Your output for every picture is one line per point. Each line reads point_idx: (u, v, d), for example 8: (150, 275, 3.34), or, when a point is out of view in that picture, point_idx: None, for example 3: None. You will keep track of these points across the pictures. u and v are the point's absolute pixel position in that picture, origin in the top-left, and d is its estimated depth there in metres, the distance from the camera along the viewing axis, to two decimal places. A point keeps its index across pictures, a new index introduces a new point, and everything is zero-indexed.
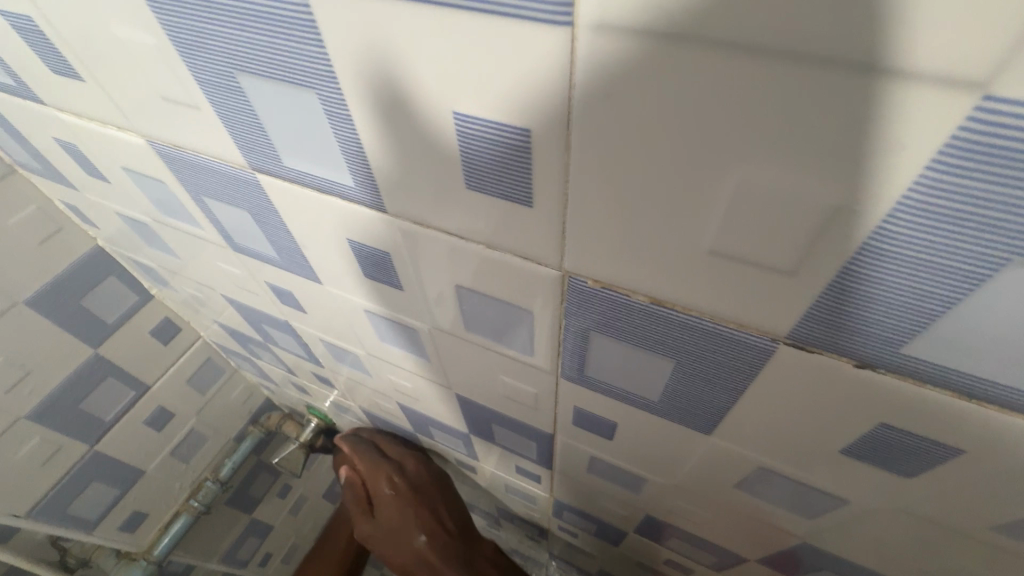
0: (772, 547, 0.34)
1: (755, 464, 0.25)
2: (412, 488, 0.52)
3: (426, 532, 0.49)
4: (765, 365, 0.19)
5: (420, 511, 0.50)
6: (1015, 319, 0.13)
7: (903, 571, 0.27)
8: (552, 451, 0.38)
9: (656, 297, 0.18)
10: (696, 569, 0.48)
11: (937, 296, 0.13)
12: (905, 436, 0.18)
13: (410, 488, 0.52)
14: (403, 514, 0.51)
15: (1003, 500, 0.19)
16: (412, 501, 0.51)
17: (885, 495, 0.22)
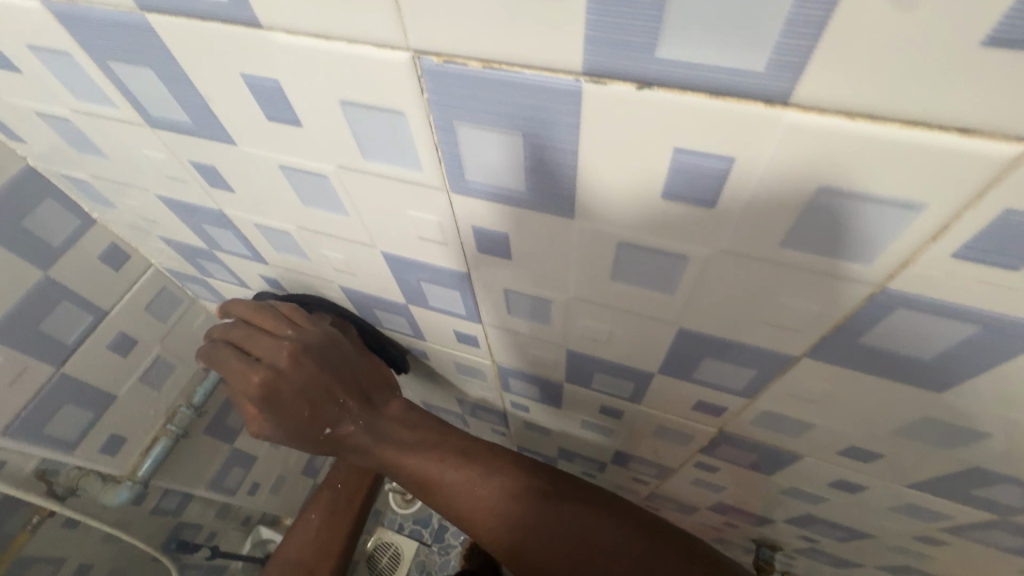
0: (663, 348, 0.39)
1: (616, 240, 0.30)
2: (306, 385, 0.48)
3: (327, 414, 0.49)
4: (582, 110, 0.23)
5: (325, 404, 0.49)
6: None
7: (752, 330, 0.33)
8: (475, 297, 0.43)
9: (485, 58, 0.22)
10: (625, 409, 0.54)
11: None
12: (697, 159, 0.23)
13: (302, 384, 0.48)
14: (304, 406, 0.48)
15: (778, 208, 0.23)
16: (307, 391, 0.48)
17: (709, 238, 0.27)
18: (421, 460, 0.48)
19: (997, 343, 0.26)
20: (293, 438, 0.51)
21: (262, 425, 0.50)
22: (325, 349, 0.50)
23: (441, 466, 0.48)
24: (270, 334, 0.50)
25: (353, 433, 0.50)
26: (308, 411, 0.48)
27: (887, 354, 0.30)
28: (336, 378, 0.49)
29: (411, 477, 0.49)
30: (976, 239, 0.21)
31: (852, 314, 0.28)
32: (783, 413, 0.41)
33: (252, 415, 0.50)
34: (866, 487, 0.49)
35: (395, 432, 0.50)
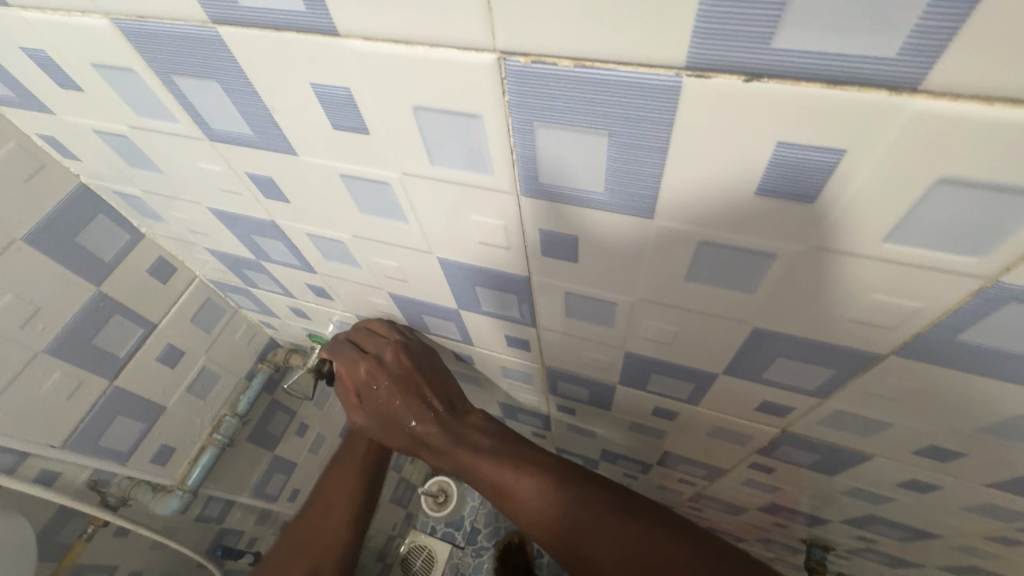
0: (733, 349, 0.38)
1: (698, 239, 0.28)
2: (398, 377, 0.53)
3: (410, 407, 0.52)
4: (679, 108, 0.22)
5: (409, 398, 0.52)
6: None
7: (836, 328, 0.31)
8: (532, 301, 0.42)
9: (579, 56, 0.21)
10: (680, 411, 0.53)
11: None
12: (800, 152, 0.22)
13: (396, 376, 0.52)
14: (395, 395, 0.53)
15: (888, 201, 0.22)
16: (399, 384, 0.52)
17: (801, 234, 0.25)
18: (493, 465, 0.48)
19: None
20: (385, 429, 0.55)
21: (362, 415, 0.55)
22: (425, 357, 0.55)
23: (506, 476, 0.47)
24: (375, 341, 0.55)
25: (431, 433, 0.51)
26: (396, 402, 0.53)
27: (988, 351, 0.29)
28: (420, 374, 0.53)
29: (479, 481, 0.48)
30: None
31: (952, 311, 0.27)
32: (857, 412, 0.40)
33: (352, 405, 0.55)
34: (939, 486, 0.47)
35: (471, 433, 0.51)
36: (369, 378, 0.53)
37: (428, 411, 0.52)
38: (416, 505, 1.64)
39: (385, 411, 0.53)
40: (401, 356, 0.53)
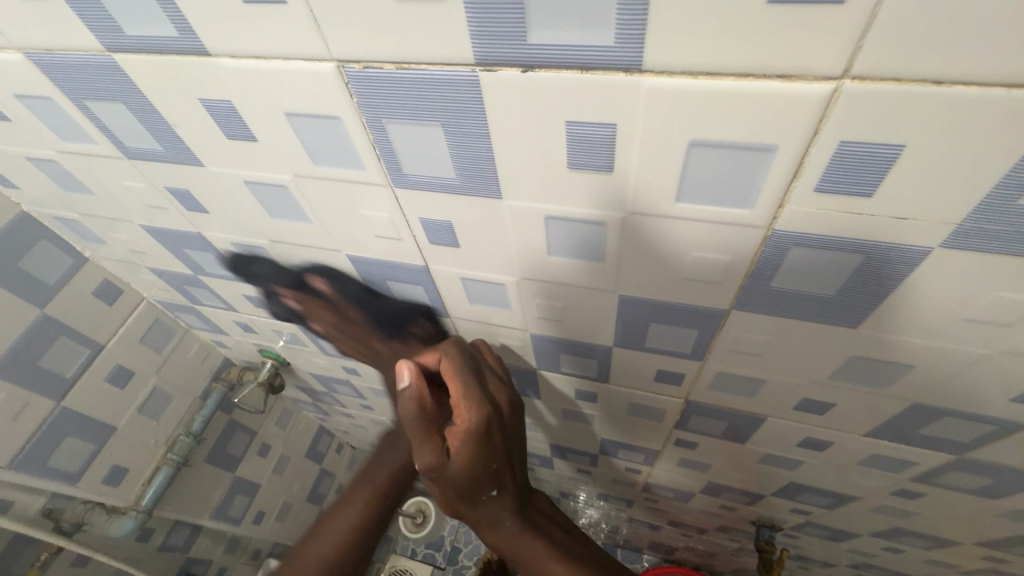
0: (612, 319, 0.42)
1: (543, 214, 0.33)
2: (504, 439, 0.44)
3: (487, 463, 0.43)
4: (485, 97, 0.26)
5: (501, 465, 0.45)
6: None
7: (679, 289, 0.36)
8: (438, 290, 0.46)
9: (396, 61, 0.26)
10: (598, 391, 0.56)
11: None
12: (585, 129, 0.26)
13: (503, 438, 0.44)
14: (491, 442, 0.43)
15: (664, 165, 0.27)
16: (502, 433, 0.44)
17: (616, 201, 0.30)
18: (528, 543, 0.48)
19: (882, 271, 0.29)
20: (438, 474, 0.43)
21: (433, 448, 0.42)
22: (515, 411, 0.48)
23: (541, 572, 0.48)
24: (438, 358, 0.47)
25: (504, 517, 0.47)
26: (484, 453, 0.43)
27: (799, 296, 0.33)
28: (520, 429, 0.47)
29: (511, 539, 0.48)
30: (828, 171, 0.25)
31: (756, 261, 0.31)
32: (733, 371, 0.44)
33: (420, 431, 0.41)
34: (830, 441, 0.51)
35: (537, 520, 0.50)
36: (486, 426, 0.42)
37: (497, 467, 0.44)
38: (395, 528, 1.63)
39: (468, 458, 0.42)
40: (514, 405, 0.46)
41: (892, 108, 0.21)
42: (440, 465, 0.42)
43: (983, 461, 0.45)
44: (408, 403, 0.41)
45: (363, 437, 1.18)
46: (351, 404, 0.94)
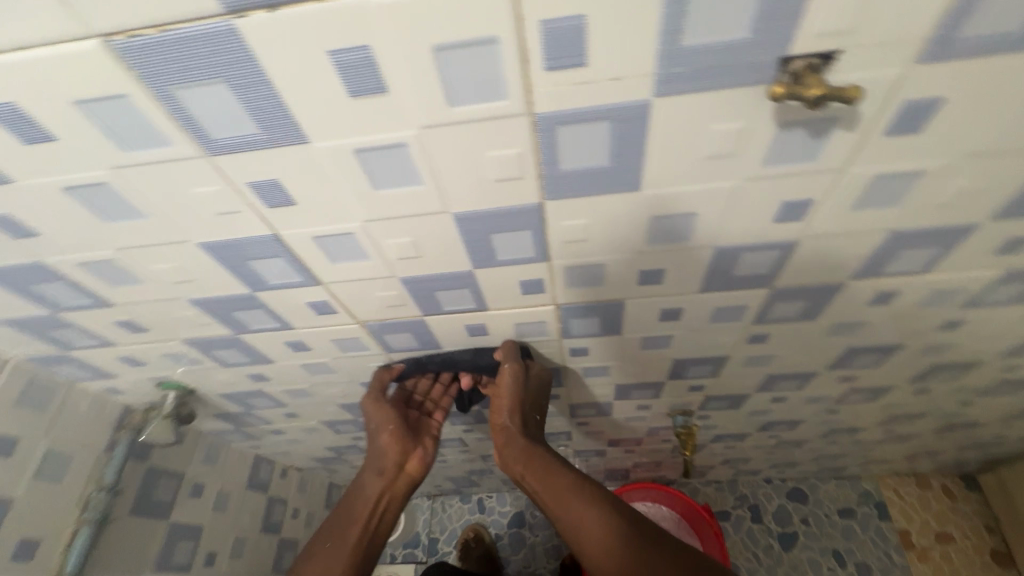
0: (459, 241, 0.47)
1: (351, 148, 0.37)
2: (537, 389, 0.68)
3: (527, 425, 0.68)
4: (247, 44, 0.30)
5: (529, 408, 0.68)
6: None
7: (493, 192, 0.41)
8: (297, 257, 0.48)
9: (155, 23, 0.28)
10: (485, 322, 0.62)
11: None
12: (346, 55, 0.30)
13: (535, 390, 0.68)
14: (535, 398, 0.69)
15: (423, 75, 0.31)
16: (541, 390, 0.70)
17: (403, 120, 0.34)
18: (571, 498, 0.60)
19: (627, 129, 0.36)
20: (509, 408, 0.66)
21: (512, 371, 0.64)
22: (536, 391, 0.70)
23: (592, 534, 0.57)
24: (516, 352, 0.66)
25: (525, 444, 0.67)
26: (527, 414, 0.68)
27: (584, 173, 0.39)
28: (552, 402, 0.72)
29: (563, 489, 0.61)
30: (544, 50, 0.30)
31: (538, 147, 0.37)
32: (576, 263, 0.50)
33: (505, 356, 0.66)
34: (680, 307, 0.59)
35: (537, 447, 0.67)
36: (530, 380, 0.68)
37: (539, 420, 0.70)
38: None
39: (528, 398, 0.67)
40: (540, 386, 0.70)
41: None
42: (514, 401, 0.65)
43: (789, 286, 0.55)
44: (508, 344, 0.66)
45: (302, 454, 1.16)
46: (275, 417, 0.93)
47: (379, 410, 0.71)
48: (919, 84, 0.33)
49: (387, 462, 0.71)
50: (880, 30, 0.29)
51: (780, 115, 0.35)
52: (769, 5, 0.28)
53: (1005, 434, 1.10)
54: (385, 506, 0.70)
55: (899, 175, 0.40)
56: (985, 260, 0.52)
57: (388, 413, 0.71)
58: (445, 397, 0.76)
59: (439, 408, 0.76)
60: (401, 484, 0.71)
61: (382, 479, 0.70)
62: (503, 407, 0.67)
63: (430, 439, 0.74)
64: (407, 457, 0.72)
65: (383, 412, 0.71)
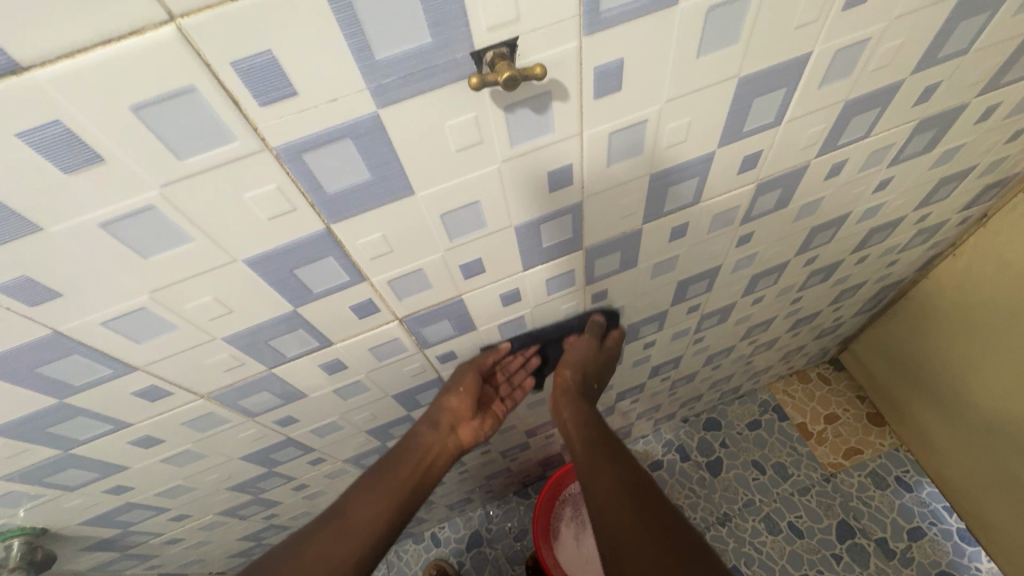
0: (265, 286, 0.47)
1: (98, 224, 0.36)
2: (608, 355, 0.79)
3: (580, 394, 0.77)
4: None
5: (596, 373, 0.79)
6: None
7: (272, 231, 0.42)
8: (96, 349, 0.45)
9: None
10: (341, 356, 0.62)
11: None
12: (38, 135, 0.30)
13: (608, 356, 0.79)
14: (599, 370, 0.79)
15: (134, 136, 0.32)
16: (608, 365, 0.80)
17: (137, 183, 0.34)
18: (601, 457, 0.66)
19: (371, 143, 0.38)
20: (569, 370, 0.76)
21: (586, 340, 0.77)
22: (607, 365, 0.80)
23: (604, 490, 0.60)
24: (600, 327, 0.76)
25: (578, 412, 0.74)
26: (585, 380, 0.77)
27: (353, 190, 0.41)
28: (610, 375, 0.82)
29: (590, 448, 0.68)
30: (248, 89, 0.32)
31: (294, 177, 0.38)
32: (395, 275, 0.52)
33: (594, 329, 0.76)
34: (518, 287, 0.64)
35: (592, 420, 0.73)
36: (606, 350, 0.78)
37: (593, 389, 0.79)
38: None
39: (594, 368, 0.77)
40: (610, 358, 0.79)
41: (228, 28, 0.29)
42: (583, 361, 0.76)
43: (599, 242, 0.61)
44: (598, 320, 0.76)
45: (215, 556, 1.06)
46: (163, 527, 0.85)
47: (468, 380, 0.73)
48: (595, 52, 0.39)
49: (453, 417, 0.74)
50: (538, 15, 0.35)
51: (500, 101, 0.39)
52: (434, 12, 0.32)
53: (840, 315, 1.29)
54: (432, 457, 0.72)
55: (629, 127, 0.47)
56: (738, 179, 0.61)
57: (470, 384, 0.73)
58: (521, 387, 0.81)
59: (519, 389, 0.81)
60: (452, 443, 0.75)
61: (444, 433, 0.74)
62: (567, 367, 0.76)
63: (490, 418, 0.80)
64: (470, 426, 0.77)
65: (471, 375, 0.74)
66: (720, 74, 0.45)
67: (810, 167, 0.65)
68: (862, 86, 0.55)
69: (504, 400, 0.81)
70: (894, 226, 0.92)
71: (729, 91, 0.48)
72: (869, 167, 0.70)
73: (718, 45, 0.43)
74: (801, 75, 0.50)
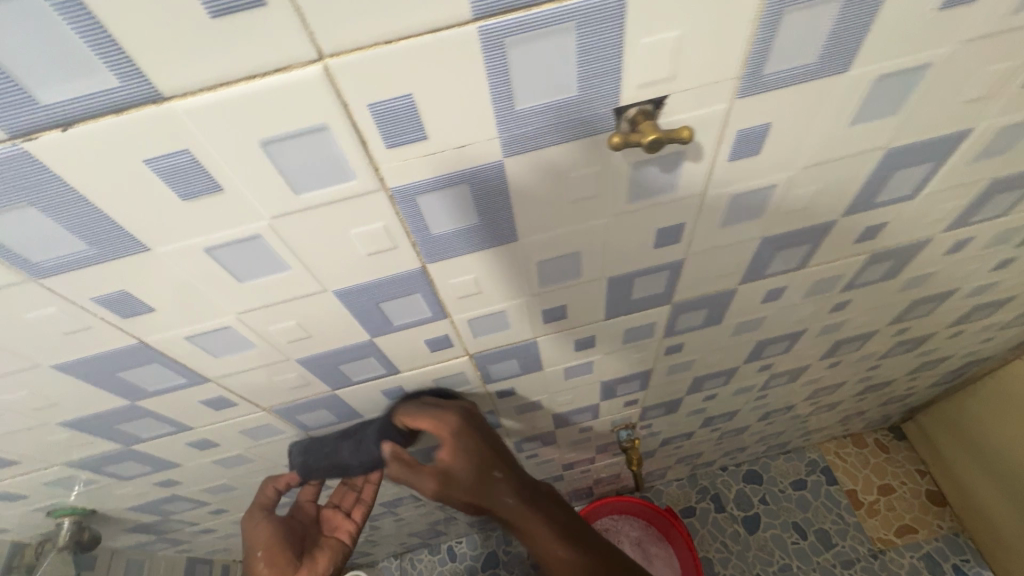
0: (348, 316, 0.45)
1: (202, 248, 0.34)
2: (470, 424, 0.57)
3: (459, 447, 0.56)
4: (45, 164, 0.27)
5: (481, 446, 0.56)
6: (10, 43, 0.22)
7: (369, 265, 0.40)
8: (174, 360, 0.45)
9: None
10: (403, 384, 0.59)
11: None
12: (166, 162, 0.28)
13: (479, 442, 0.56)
14: (479, 453, 0.56)
15: (257, 168, 0.30)
16: (477, 450, 0.56)
17: (250, 212, 0.32)
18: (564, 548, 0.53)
19: (488, 189, 0.36)
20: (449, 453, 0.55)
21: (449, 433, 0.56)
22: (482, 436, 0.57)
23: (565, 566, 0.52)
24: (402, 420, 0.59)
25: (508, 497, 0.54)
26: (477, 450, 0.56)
27: (458, 232, 0.39)
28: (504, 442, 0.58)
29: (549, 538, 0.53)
30: (381, 130, 0.30)
31: (403, 217, 0.36)
32: (476, 314, 0.49)
33: (439, 422, 0.56)
34: (593, 335, 0.60)
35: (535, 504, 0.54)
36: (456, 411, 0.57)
37: (498, 477, 0.55)
38: None
39: (472, 441, 0.56)
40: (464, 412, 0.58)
41: (377, 69, 0.27)
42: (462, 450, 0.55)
43: (688, 298, 0.57)
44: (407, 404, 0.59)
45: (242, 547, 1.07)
46: (199, 518, 0.85)
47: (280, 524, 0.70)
48: (744, 115, 0.35)
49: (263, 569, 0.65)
50: (697, 75, 0.31)
51: (630, 157, 0.36)
52: (589, 64, 0.29)
53: (914, 385, 1.20)
54: None
55: (755, 191, 0.43)
56: (852, 248, 0.56)
57: (266, 533, 0.67)
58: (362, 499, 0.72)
59: (364, 488, 0.72)
60: None
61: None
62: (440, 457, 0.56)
63: (336, 544, 0.72)
64: (333, 513, 0.73)
65: (261, 526, 0.67)
66: (869, 144, 0.41)
67: (930, 242, 0.59)
68: (1016, 165, 0.49)
69: (351, 516, 0.72)
70: (1001, 305, 0.84)
71: (872, 162, 0.43)
72: (994, 245, 0.63)
73: (875, 115, 0.38)
74: (953, 151, 0.44)
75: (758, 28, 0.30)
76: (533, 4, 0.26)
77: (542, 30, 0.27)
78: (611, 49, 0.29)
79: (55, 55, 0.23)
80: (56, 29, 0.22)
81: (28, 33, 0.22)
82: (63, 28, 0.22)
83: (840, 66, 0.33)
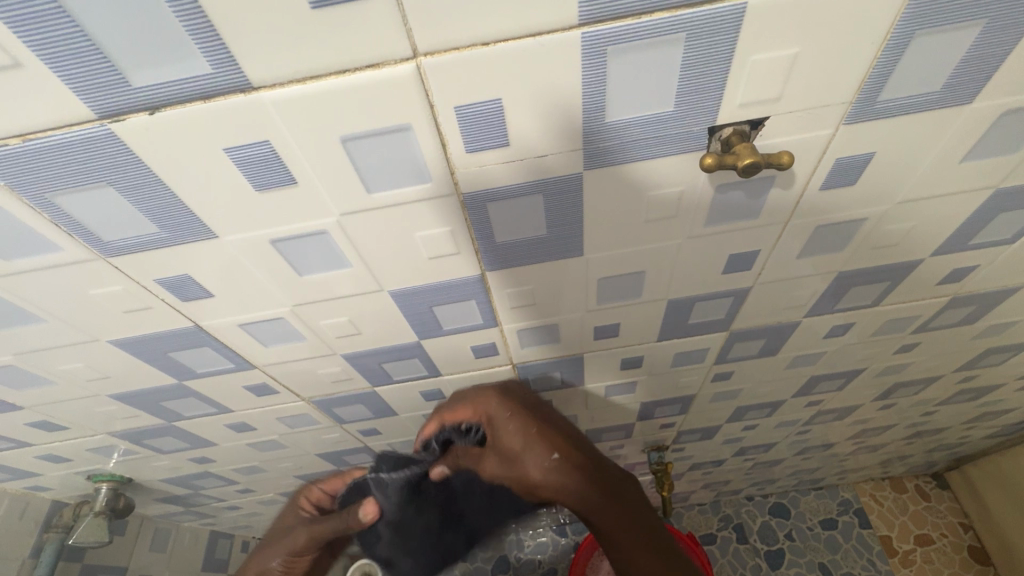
0: (399, 316, 0.44)
1: (268, 240, 0.34)
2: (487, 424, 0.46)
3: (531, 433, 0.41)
4: (129, 147, 0.27)
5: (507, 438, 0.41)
6: (111, 23, 0.22)
7: (428, 268, 0.38)
8: (225, 345, 0.45)
9: (21, 132, 0.25)
10: (442, 387, 0.58)
11: (76, 34, 0.22)
12: (245, 152, 0.28)
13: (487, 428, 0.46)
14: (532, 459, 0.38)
15: (333, 164, 0.29)
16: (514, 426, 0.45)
17: (320, 208, 0.32)
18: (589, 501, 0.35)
19: (562, 201, 0.34)
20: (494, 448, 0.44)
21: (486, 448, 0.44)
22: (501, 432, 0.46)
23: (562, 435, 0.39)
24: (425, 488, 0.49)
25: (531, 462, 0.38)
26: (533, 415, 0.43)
27: (523, 242, 0.37)
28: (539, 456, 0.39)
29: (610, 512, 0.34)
30: (463, 134, 0.28)
31: (470, 224, 0.35)
32: (527, 325, 0.48)
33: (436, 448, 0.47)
34: (642, 355, 0.58)
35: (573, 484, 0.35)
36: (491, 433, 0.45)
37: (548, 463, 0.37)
38: None
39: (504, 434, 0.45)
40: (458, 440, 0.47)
41: (470, 71, 0.25)
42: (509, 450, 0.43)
43: (747, 327, 0.54)
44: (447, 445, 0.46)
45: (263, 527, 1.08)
46: (226, 495, 0.87)
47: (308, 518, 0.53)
48: (847, 144, 0.32)
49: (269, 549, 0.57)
50: (805, 98, 0.29)
51: (716, 179, 0.34)
52: (691, 81, 0.27)
53: (969, 434, 1.13)
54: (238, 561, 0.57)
55: (842, 222, 0.40)
56: (933, 289, 0.52)
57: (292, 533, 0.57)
58: None
59: None
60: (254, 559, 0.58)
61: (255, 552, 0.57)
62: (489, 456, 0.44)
63: None
64: None
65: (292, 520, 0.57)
66: (978, 182, 0.37)
67: (1020, 289, 0.54)
68: None
69: None
70: None
71: (976, 202, 0.40)
72: None
73: (991, 152, 0.35)
74: None
75: (883, 52, 0.27)
76: (646, 11, 0.24)
77: (648, 39, 0.25)
78: (717, 66, 0.27)
79: (153, 37, 0.22)
80: (158, 11, 0.22)
81: (129, 12, 0.22)
82: (166, 10, 0.22)
83: (964, 98, 0.30)
